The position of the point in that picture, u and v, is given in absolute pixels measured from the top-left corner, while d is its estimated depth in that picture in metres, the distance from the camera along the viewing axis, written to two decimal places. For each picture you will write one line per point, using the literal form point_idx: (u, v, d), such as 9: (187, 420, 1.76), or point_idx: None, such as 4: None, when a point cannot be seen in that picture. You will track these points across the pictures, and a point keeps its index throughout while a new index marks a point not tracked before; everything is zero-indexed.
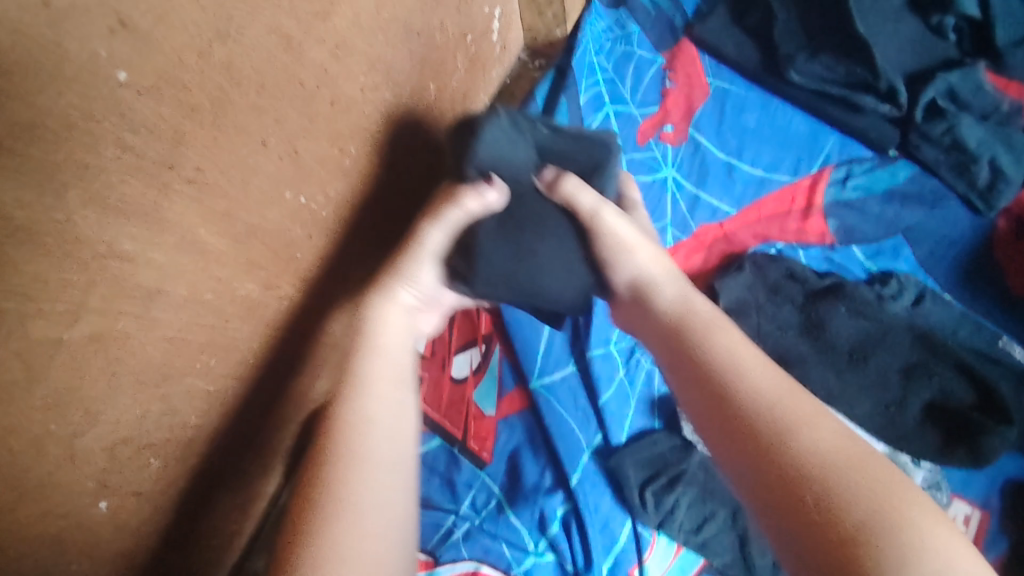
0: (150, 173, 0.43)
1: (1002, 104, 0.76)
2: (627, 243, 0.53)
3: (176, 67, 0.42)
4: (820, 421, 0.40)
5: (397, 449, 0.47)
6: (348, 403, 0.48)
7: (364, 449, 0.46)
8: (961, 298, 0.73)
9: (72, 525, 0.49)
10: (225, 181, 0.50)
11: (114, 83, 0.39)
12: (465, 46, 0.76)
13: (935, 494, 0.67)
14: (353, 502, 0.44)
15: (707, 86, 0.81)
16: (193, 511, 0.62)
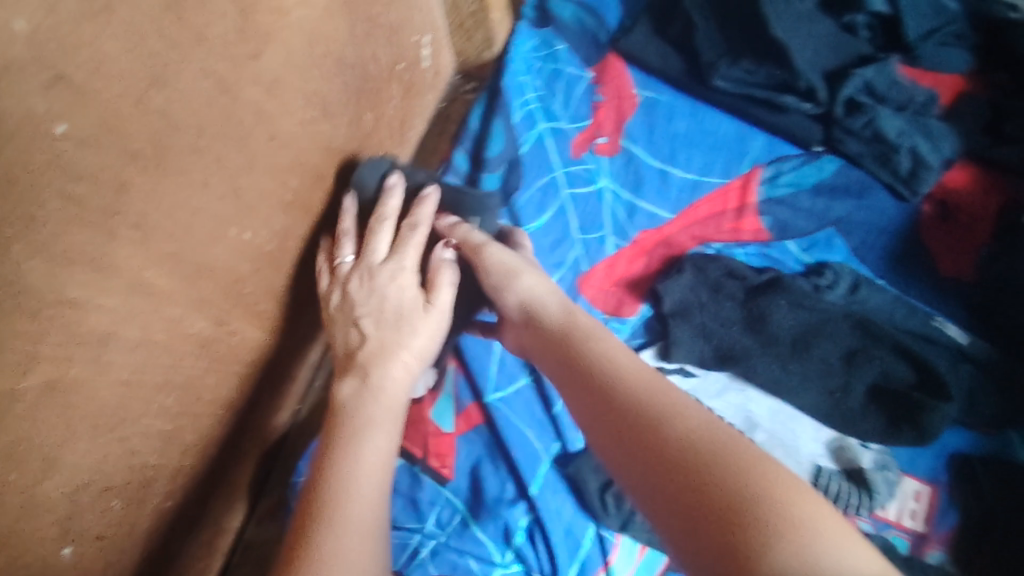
0: (94, 221, 0.44)
1: (916, 94, 0.79)
2: (517, 270, 0.62)
3: (114, 116, 0.43)
4: (689, 414, 0.45)
5: (391, 435, 0.55)
6: (351, 411, 0.55)
7: (361, 482, 0.50)
8: (893, 283, 0.77)
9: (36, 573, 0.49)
10: (171, 223, 0.51)
11: (52, 136, 0.40)
12: (398, 75, 0.78)
13: (885, 473, 0.69)
14: (338, 514, 0.48)
15: (637, 96, 0.85)
16: (157, 550, 0.63)
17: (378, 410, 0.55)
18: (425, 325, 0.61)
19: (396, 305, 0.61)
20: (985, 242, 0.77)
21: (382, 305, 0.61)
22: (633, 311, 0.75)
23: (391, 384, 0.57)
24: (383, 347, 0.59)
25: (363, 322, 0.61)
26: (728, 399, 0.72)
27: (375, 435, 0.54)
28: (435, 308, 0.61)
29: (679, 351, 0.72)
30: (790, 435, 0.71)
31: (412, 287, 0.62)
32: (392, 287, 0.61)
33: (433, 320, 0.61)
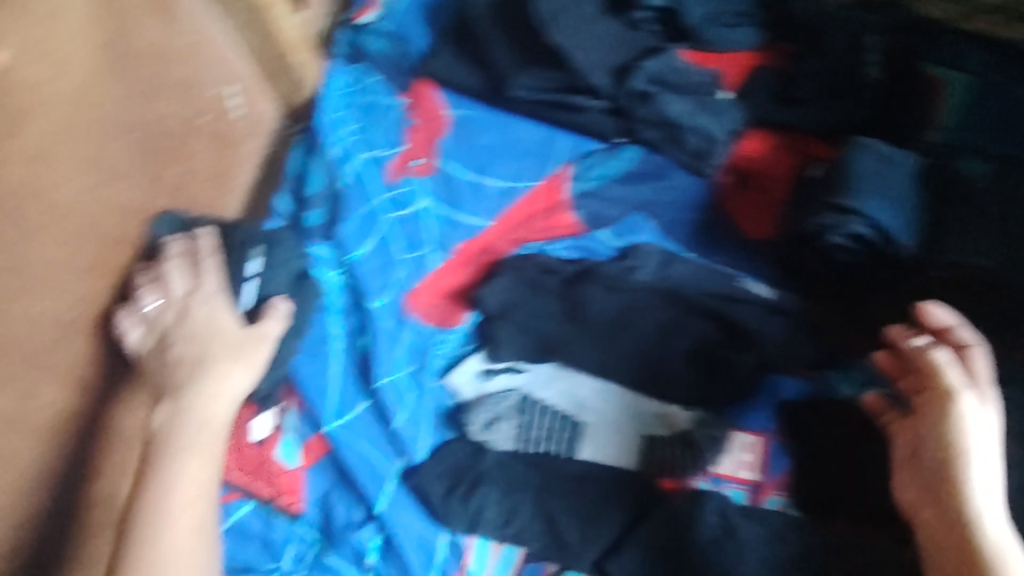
0: None
1: (700, 77, 0.84)
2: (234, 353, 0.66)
3: None
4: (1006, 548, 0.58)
5: (206, 459, 0.62)
6: (166, 435, 0.62)
7: (170, 519, 0.58)
8: (702, 254, 0.81)
9: None
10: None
11: None
12: (198, 129, 0.81)
13: (706, 431, 0.75)
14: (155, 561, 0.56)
15: (446, 114, 0.87)
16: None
17: (194, 439, 0.61)
18: (233, 356, 0.66)
19: (213, 339, 0.66)
20: (784, 202, 0.82)
21: (196, 334, 0.66)
22: (460, 320, 0.80)
23: (207, 411, 0.63)
24: (197, 373, 0.64)
25: (175, 349, 0.66)
26: (558, 388, 0.77)
27: (190, 464, 0.60)
28: (259, 337, 0.68)
29: (504, 350, 0.76)
30: (615, 411, 0.76)
31: (227, 322, 0.67)
32: (204, 317, 0.67)
33: (244, 352, 0.66)
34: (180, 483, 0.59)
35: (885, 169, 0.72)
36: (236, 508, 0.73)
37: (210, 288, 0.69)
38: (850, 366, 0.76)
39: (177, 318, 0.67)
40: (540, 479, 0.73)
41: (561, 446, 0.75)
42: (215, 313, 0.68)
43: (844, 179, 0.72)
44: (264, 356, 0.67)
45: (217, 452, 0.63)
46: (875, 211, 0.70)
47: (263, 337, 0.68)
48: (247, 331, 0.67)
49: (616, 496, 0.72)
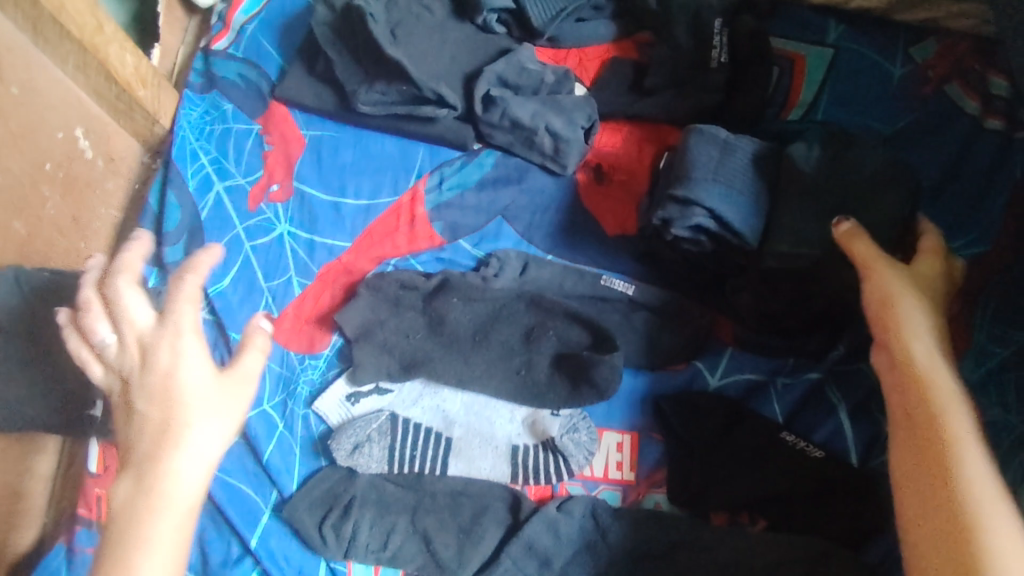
0: None
1: (547, 75, 0.84)
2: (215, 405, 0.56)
3: None
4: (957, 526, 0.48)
5: (172, 546, 0.52)
6: (131, 513, 0.52)
7: None
8: (563, 254, 0.81)
9: None
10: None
11: None
12: (48, 176, 0.80)
13: (573, 435, 0.73)
14: None
15: (302, 136, 0.87)
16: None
17: (153, 514, 0.52)
18: (212, 410, 0.55)
19: (184, 393, 0.55)
20: (642, 194, 0.82)
21: (153, 391, 0.55)
22: (324, 344, 0.78)
23: (176, 486, 0.53)
24: (162, 436, 0.54)
25: (133, 410, 0.55)
26: (423, 405, 0.76)
27: (152, 556, 0.51)
28: (236, 378, 0.58)
29: (364, 373, 0.75)
30: (485, 423, 0.75)
31: (200, 364, 0.56)
32: (167, 366, 0.55)
33: (225, 400, 0.56)
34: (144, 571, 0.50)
35: (722, 160, 0.73)
36: None
37: (176, 321, 0.57)
38: (717, 355, 0.78)
39: (138, 361, 0.56)
40: (414, 498, 0.72)
41: (433, 464, 0.74)
42: (171, 354, 0.56)
43: (683, 171, 0.73)
44: (242, 408, 0.57)
45: (185, 527, 0.53)
46: (715, 203, 0.70)
47: (242, 378, 0.58)
48: (224, 376, 0.57)
49: (489, 508, 0.72)
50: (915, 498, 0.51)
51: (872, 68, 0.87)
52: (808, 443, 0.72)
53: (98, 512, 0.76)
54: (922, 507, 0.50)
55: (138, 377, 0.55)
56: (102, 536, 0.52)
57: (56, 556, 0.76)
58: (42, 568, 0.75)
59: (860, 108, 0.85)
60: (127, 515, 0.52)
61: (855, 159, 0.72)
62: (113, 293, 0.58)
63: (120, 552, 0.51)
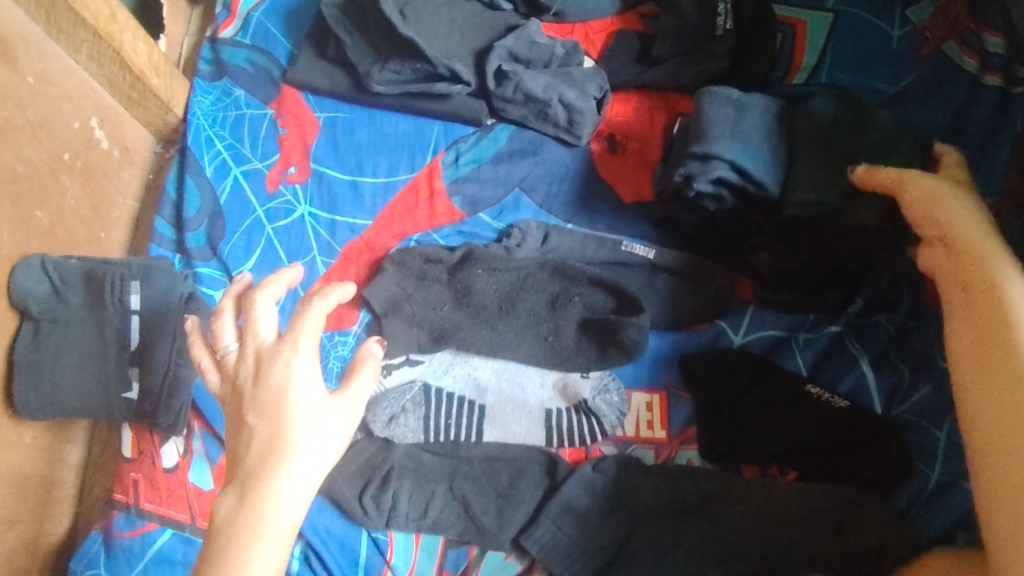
0: None
1: (557, 48, 0.85)
2: (336, 423, 0.56)
3: None
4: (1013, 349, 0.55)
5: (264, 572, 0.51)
6: (223, 538, 0.52)
7: None
8: (582, 222, 0.82)
9: None
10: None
11: None
12: (67, 164, 0.80)
13: (605, 396, 0.75)
14: None
15: (316, 120, 0.88)
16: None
17: (252, 536, 0.52)
18: (322, 431, 0.55)
19: (296, 409, 0.54)
20: (657, 161, 0.84)
21: (265, 405, 0.54)
22: (352, 321, 0.79)
23: (280, 505, 0.52)
24: (270, 452, 0.53)
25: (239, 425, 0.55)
26: (454, 375, 0.77)
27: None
28: (350, 398, 0.58)
29: (395, 346, 0.76)
30: (517, 389, 0.76)
31: (312, 382, 0.56)
32: (279, 381, 0.55)
33: (338, 421, 0.56)
34: None
35: (738, 117, 0.75)
36: (155, 537, 0.74)
37: (291, 336, 0.57)
38: (739, 314, 0.79)
39: (252, 374, 0.56)
40: (451, 466, 0.74)
41: (468, 431, 0.75)
42: (286, 369, 0.55)
43: (700, 129, 0.75)
44: (349, 428, 0.57)
45: (284, 547, 0.52)
46: (736, 154, 0.72)
47: (353, 402, 0.58)
48: (337, 398, 0.57)
49: (526, 472, 0.73)
50: (967, 349, 0.58)
51: (871, 30, 0.90)
52: (832, 394, 0.74)
53: (133, 497, 0.76)
54: (975, 359, 0.57)
55: (253, 389, 0.55)
56: (203, 550, 0.52)
57: (93, 544, 0.75)
58: (80, 556, 0.75)
59: (860, 69, 0.88)
60: (219, 539, 0.52)
61: (862, 119, 0.74)
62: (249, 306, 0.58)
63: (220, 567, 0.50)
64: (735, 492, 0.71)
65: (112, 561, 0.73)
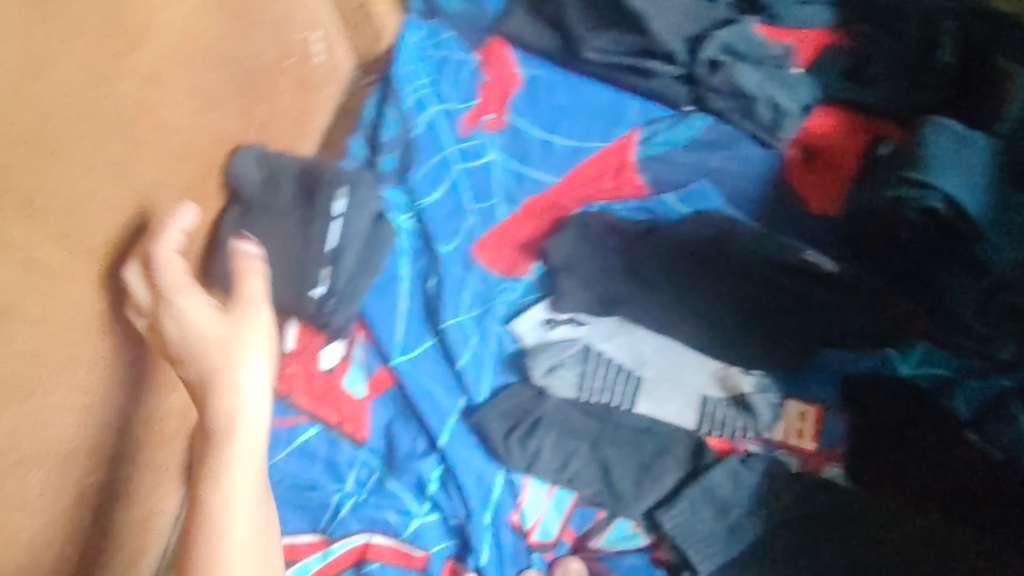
0: None
1: (772, 50, 0.87)
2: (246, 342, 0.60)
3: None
4: None
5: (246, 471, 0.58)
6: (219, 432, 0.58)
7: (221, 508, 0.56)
8: (767, 224, 0.82)
9: None
10: (63, 205, 0.56)
11: None
12: (285, 70, 0.83)
13: (765, 396, 0.77)
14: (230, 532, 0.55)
15: (519, 76, 0.89)
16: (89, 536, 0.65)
17: (224, 441, 0.58)
18: (222, 351, 0.59)
19: (192, 346, 0.59)
20: (851, 179, 0.83)
21: (166, 336, 0.60)
22: (525, 270, 0.81)
23: (242, 415, 0.58)
24: (221, 352, 0.59)
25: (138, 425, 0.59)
26: (618, 342, 0.78)
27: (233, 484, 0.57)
28: (244, 304, 0.62)
29: (567, 302, 0.77)
30: (676, 369, 0.78)
31: (206, 313, 0.60)
32: (189, 311, 0.60)
33: (246, 336, 0.60)
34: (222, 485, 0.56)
35: (962, 150, 0.76)
36: (303, 429, 0.77)
37: (175, 279, 0.60)
38: (910, 346, 0.78)
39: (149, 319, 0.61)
40: (598, 427, 0.75)
41: (621, 398, 0.76)
42: (182, 314, 0.60)
43: (911, 156, 0.76)
44: (269, 347, 0.61)
45: (242, 466, 0.57)
46: (954, 189, 0.73)
47: (250, 300, 0.62)
48: (229, 314, 0.61)
49: (671, 451, 0.74)
50: None
51: None
52: (989, 446, 0.70)
53: (289, 388, 0.78)
54: None
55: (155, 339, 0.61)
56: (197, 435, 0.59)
57: None
58: None
59: None
60: (210, 432, 0.58)
61: None
62: (127, 247, 0.63)
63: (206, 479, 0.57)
64: (876, 519, 0.70)
65: (260, 441, 0.76)
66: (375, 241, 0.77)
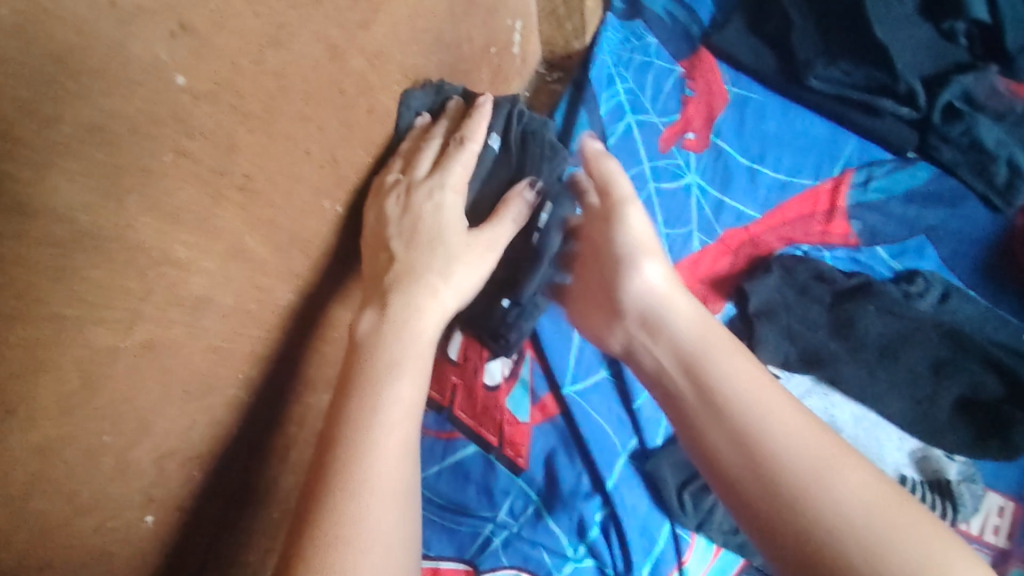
0: (205, 181, 0.45)
1: (1017, 106, 0.78)
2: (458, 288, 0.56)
3: (231, 73, 0.45)
4: None
5: (403, 445, 0.47)
6: (372, 381, 0.48)
7: (370, 467, 0.45)
8: (986, 294, 0.74)
9: (117, 545, 0.48)
10: (272, 188, 0.51)
11: (174, 88, 0.41)
12: (489, 59, 0.76)
13: (972, 486, 0.68)
14: (369, 486, 0.44)
15: (726, 94, 0.82)
16: (230, 540, 0.60)
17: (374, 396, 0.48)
18: (456, 262, 0.56)
19: (439, 231, 0.57)
20: None
21: (417, 231, 0.56)
22: (718, 307, 0.73)
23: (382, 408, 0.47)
24: (395, 335, 0.51)
25: (392, 244, 0.57)
26: (811, 404, 0.70)
27: (371, 506, 0.44)
28: (489, 242, 0.59)
29: (764, 351, 0.70)
30: (873, 444, 0.69)
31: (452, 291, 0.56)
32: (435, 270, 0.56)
33: (455, 268, 0.56)
34: (379, 449, 0.46)
35: None
36: (458, 448, 0.71)
37: (450, 177, 0.59)
38: None
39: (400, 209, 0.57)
40: None
41: None
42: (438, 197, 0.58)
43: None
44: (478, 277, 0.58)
45: (378, 472, 0.45)
46: None
47: (490, 245, 0.59)
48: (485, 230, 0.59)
49: None
50: None
51: None
52: None
53: (448, 400, 0.72)
54: None
55: (398, 212, 0.57)
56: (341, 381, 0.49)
57: None
58: None
59: None
60: (356, 380, 0.49)
61: None
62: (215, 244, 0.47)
63: (335, 481, 0.44)
64: None
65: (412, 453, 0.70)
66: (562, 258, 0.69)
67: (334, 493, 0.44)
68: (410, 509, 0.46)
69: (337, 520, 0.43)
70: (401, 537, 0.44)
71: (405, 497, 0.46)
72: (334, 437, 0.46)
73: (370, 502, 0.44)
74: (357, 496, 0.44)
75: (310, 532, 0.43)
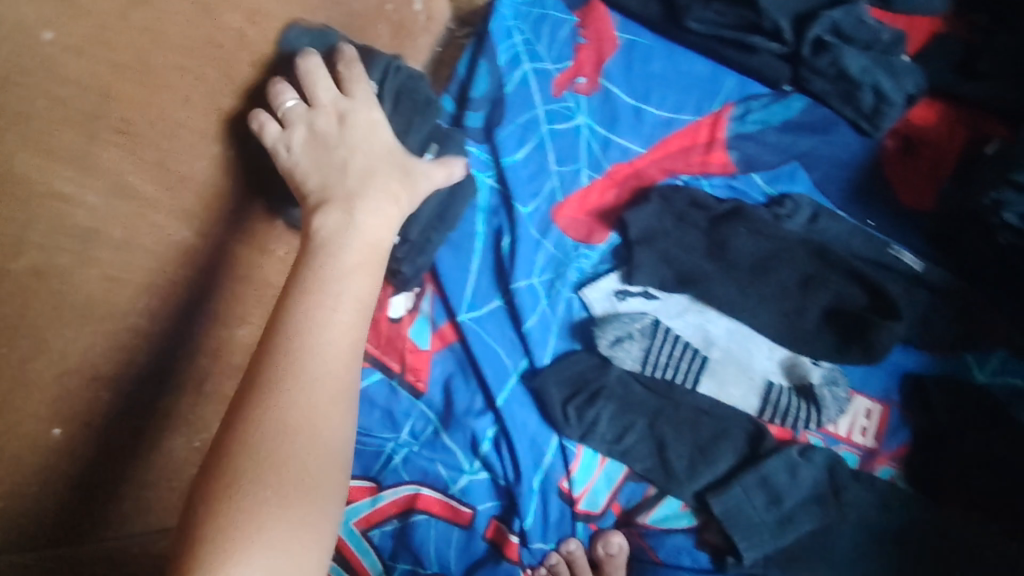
0: (81, 124, 0.52)
1: (884, 34, 0.82)
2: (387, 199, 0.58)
3: (98, 28, 0.51)
4: None
5: (343, 347, 0.50)
6: (320, 265, 0.51)
7: (309, 365, 0.48)
8: (854, 214, 0.80)
9: (26, 450, 0.55)
10: (153, 132, 0.58)
11: (38, 41, 0.47)
12: (386, 16, 0.81)
13: (833, 389, 0.74)
14: (307, 378, 0.47)
15: (617, 40, 0.87)
16: (143, 452, 0.68)
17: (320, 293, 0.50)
18: (379, 163, 0.59)
19: (376, 144, 0.59)
20: (948, 175, 0.80)
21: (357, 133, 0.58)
22: (601, 239, 0.80)
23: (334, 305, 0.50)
24: (350, 238, 0.53)
25: (321, 133, 0.57)
26: (686, 320, 0.77)
27: (299, 401, 0.47)
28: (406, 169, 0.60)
29: (640, 275, 0.76)
30: (744, 353, 0.76)
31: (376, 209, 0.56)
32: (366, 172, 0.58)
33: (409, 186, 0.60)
34: (322, 345, 0.49)
35: None
36: (365, 376, 0.78)
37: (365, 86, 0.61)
38: (987, 352, 0.76)
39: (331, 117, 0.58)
40: (657, 404, 0.75)
41: (684, 377, 0.76)
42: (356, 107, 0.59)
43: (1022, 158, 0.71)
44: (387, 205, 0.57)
45: (322, 367, 0.48)
46: None
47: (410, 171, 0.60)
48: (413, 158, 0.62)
49: (729, 434, 0.74)
50: None
51: None
52: None
53: None
54: None
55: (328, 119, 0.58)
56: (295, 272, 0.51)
57: None
58: None
59: None
60: (309, 265, 0.52)
61: None
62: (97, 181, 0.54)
63: (279, 365, 0.47)
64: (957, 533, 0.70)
65: None
66: (450, 197, 0.77)
67: (275, 378, 0.47)
68: (347, 401, 0.50)
69: (272, 407, 0.46)
70: (333, 423, 0.48)
71: (340, 397, 0.49)
72: (280, 324, 0.49)
73: (302, 393, 0.47)
74: (294, 386, 0.47)
75: (248, 409, 0.46)
